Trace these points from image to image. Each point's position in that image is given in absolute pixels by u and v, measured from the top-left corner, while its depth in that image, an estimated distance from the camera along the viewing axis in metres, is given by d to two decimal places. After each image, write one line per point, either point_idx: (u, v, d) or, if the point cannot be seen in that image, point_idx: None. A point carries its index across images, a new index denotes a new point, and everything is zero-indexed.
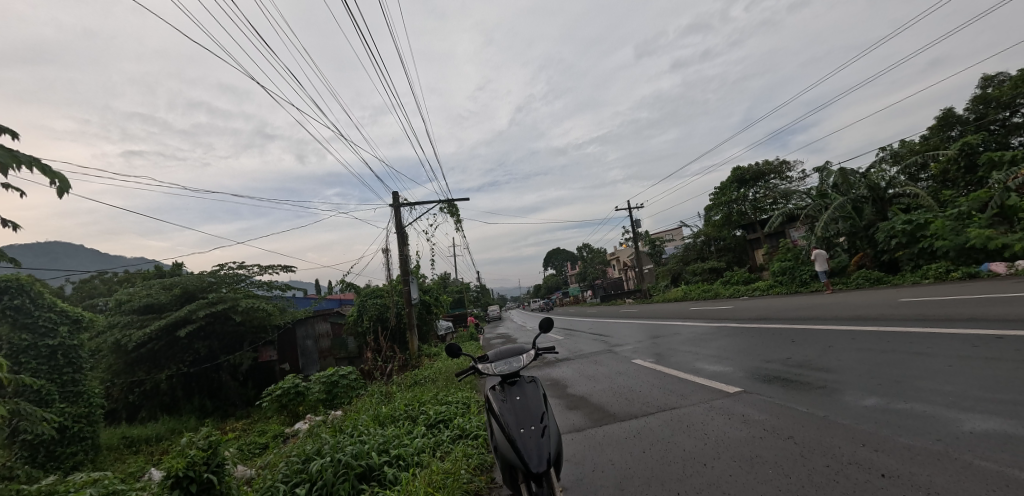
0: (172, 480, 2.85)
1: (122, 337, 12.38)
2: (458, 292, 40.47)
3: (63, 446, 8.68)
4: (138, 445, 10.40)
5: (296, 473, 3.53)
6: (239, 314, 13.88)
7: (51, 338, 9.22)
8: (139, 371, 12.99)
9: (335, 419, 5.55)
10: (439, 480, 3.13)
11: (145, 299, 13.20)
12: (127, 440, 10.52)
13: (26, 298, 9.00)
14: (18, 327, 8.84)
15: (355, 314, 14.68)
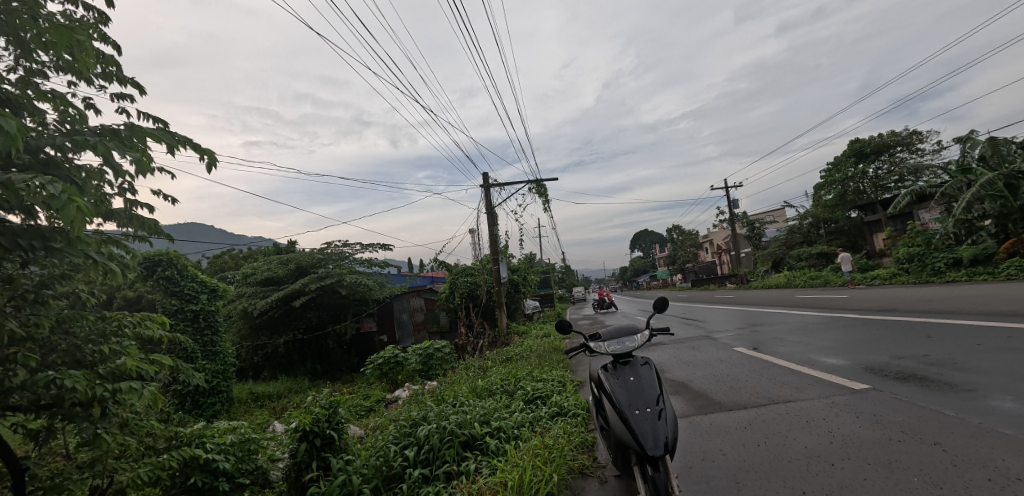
0: (302, 433, 3.24)
1: (249, 305, 14.15)
2: (546, 272, 41.15)
3: (206, 396, 10.21)
4: (262, 399, 11.92)
5: (405, 435, 3.82)
6: (345, 288, 15.07)
7: (194, 303, 10.72)
8: (261, 337, 14.81)
9: (441, 387, 5.90)
10: (542, 454, 3.23)
11: (266, 273, 14.95)
12: (253, 395, 12.09)
13: (174, 269, 10.59)
14: (169, 293, 10.48)
15: (447, 291, 15.42)
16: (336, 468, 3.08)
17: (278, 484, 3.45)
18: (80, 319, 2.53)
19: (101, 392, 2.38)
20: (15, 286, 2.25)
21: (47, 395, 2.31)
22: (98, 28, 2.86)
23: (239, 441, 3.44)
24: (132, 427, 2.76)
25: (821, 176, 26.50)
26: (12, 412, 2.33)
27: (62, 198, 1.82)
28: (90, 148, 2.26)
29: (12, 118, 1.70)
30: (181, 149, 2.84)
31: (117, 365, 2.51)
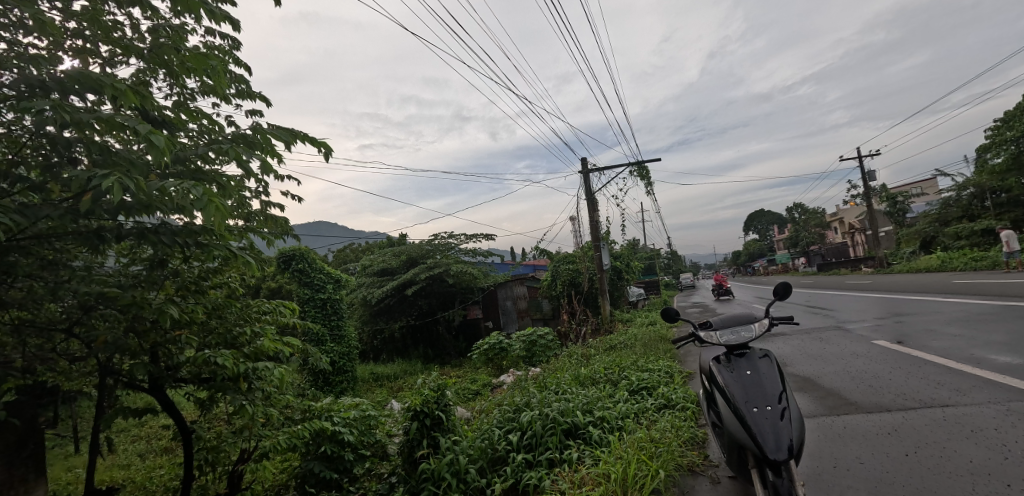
0: (413, 412, 3.49)
1: (367, 293, 15.62)
2: (651, 257, 39.98)
3: (335, 375, 11.48)
4: (381, 379, 13.11)
5: (508, 420, 3.94)
6: (451, 276, 15.87)
7: (322, 292, 12.03)
8: (379, 322, 16.27)
9: (539, 374, 6.02)
10: (648, 448, 3.14)
11: (381, 264, 16.34)
12: (374, 375, 13.37)
13: (305, 262, 11.92)
14: (302, 283, 11.87)
15: (550, 278, 15.55)
16: (445, 447, 3.27)
17: (393, 457, 3.77)
18: (231, 306, 2.69)
19: (245, 369, 2.47)
20: (179, 279, 2.40)
21: (206, 371, 2.51)
22: (234, 51, 3.19)
23: (361, 417, 3.79)
24: (273, 400, 2.91)
25: (991, 135, 22.05)
26: (182, 383, 2.67)
27: (205, 199, 1.88)
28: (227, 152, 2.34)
29: (159, 133, 1.84)
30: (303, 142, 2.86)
31: (258, 347, 2.62)
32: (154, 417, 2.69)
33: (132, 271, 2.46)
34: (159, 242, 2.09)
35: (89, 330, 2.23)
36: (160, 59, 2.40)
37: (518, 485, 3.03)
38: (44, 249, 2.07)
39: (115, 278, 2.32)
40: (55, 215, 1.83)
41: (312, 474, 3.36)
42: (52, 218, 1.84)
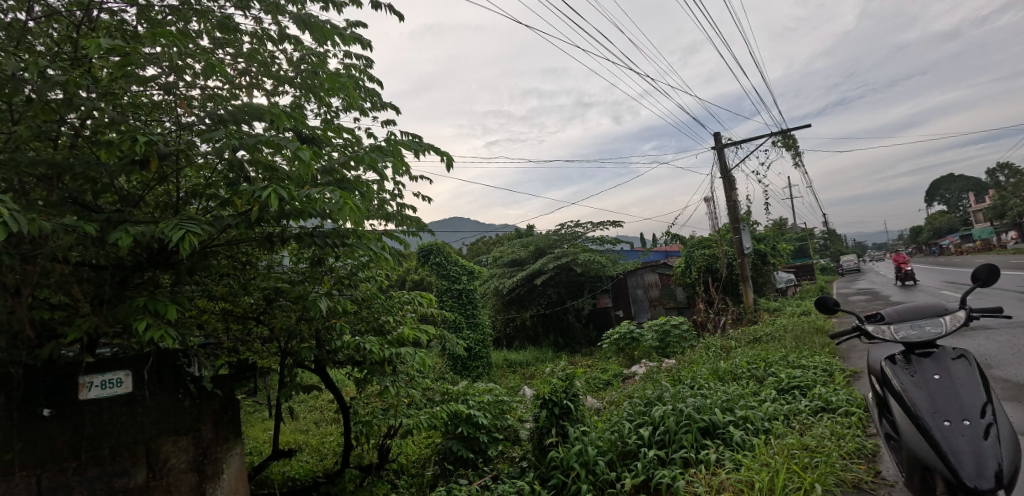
0: (542, 401, 3.64)
1: (499, 284, 16.41)
2: (802, 240, 35.22)
3: (472, 360, 12.20)
4: (515, 366, 13.51)
5: (639, 414, 3.88)
6: (580, 266, 15.80)
7: (458, 283, 12.85)
8: (512, 310, 16.79)
9: (671, 368, 5.77)
10: (801, 456, 2.87)
11: (511, 256, 16.97)
12: (509, 362, 13.96)
13: (442, 257, 12.97)
14: (441, 276, 12.85)
15: (684, 264, 14.47)
16: (573, 437, 3.36)
17: (524, 442, 3.90)
18: (376, 297, 2.89)
19: (388, 354, 2.70)
20: (332, 273, 2.72)
21: (359, 353, 2.74)
22: (365, 68, 3.47)
23: (495, 401, 4.05)
24: (414, 382, 3.15)
25: None
26: (341, 364, 2.89)
27: (340, 202, 2.02)
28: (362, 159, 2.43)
29: (305, 147, 1.99)
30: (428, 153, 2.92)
31: (399, 333, 2.92)
32: (319, 392, 2.97)
33: (301, 269, 2.79)
34: (315, 243, 2.29)
35: (270, 317, 2.64)
36: (308, 82, 2.64)
37: (651, 483, 2.95)
38: (234, 253, 2.42)
39: (287, 274, 2.72)
40: (234, 223, 2.09)
41: (451, 452, 3.61)
42: (233, 227, 2.13)
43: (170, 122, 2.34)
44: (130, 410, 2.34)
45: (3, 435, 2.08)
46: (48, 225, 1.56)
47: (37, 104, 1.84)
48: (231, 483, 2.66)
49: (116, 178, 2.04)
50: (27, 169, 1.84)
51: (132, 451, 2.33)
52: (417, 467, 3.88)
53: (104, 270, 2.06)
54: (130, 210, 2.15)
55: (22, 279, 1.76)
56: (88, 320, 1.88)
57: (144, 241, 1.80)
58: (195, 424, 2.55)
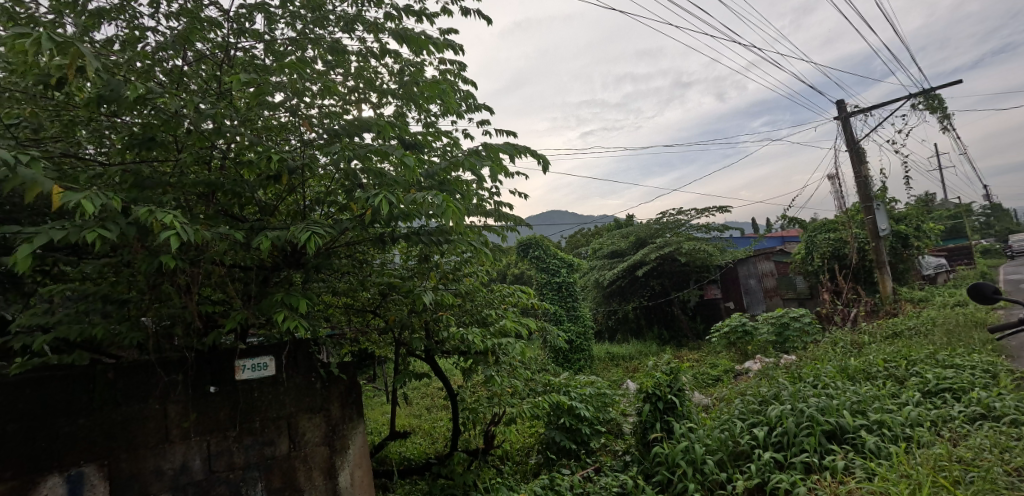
0: (645, 394, 3.69)
1: (599, 275, 15.32)
2: (954, 218, 29.60)
3: (573, 353, 11.15)
4: (616, 359, 11.82)
5: (753, 412, 3.65)
6: (683, 255, 14.13)
7: (557, 276, 11.98)
8: (612, 303, 15.61)
9: (790, 365, 5.25)
10: (951, 469, 2.48)
11: (611, 247, 15.73)
12: (609, 354, 12.23)
13: (539, 250, 12.11)
14: (539, 268, 12.09)
15: (804, 251, 12.69)
16: (679, 434, 3.28)
17: (627, 437, 3.89)
18: (476, 292, 3.03)
19: (491, 344, 2.83)
20: (439, 269, 2.91)
21: (464, 343, 2.90)
22: (457, 72, 3.59)
23: (597, 393, 4.05)
24: (517, 373, 3.25)
25: None
26: (449, 353, 3.08)
27: (443, 206, 2.17)
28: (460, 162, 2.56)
29: (410, 154, 2.16)
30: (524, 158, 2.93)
31: (501, 325, 3.02)
32: (430, 379, 3.22)
33: (410, 265, 2.99)
34: (422, 241, 2.51)
35: (387, 310, 2.90)
36: (409, 93, 2.81)
37: (766, 486, 2.76)
38: (352, 252, 2.68)
39: (398, 271, 2.94)
40: (352, 226, 2.33)
41: (554, 442, 3.69)
42: (352, 229, 2.35)
43: (296, 140, 2.62)
44: (275, 390, 2.54)
45: (179, 408, 2.29)
46: (206, 235, 1.88)
47: (196, 135, 2.20)
48: (358, 461, 2.77)
49: (256, 191, 2.41)
50: (192, 188, 2.25)
51: (277, 425, 2.52)
52: (521, 455, 4.00)
53: (251, 270, 2.41)
54: (268, 218, 2.49)
55: (191, 280, 2.15)
56: (243, 312, 2.23)
57: (281, 245, 2.04)
58: (325, 403, 2.68)
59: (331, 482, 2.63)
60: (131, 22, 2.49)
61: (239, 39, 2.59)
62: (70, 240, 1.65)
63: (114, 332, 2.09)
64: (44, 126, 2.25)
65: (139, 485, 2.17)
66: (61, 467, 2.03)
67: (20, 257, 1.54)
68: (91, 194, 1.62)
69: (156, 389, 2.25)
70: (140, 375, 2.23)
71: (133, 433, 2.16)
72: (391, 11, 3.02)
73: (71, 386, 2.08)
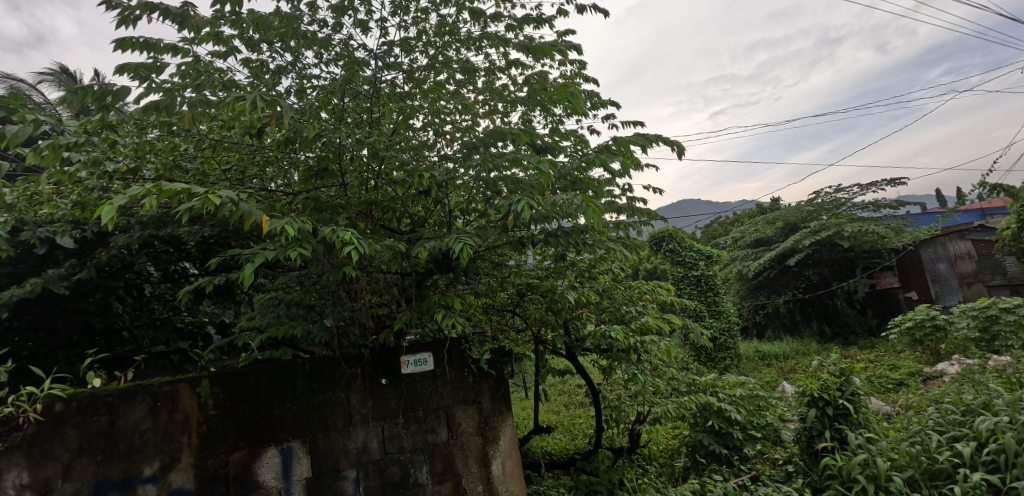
0: (809, 398, 3.21)
1: (743, 267, 13.43)
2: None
3: (719, 351, 9.86)
4: (770, 359, 10.17)
5: (954, 424, 3.00)
6: (847, 240, 11.77)
7: (696, 269, 10.55)
8: (761, 297, 13.54)
9: (1005, 368, 4.20)
10: None
11: (755, 234, 13.63)
12: (760, 353, 10.61)
13: (675, 243, 10.87)
14: (675, 263, 10.82)
15: (1016, 224, 9.96)
16: (855, 445, 2.82)
17: (789, 446, 3.46)
18: (613, 289, 2.96)
19: (634, 342, 2.73)
20: (575, 266, 2.95)
21: (604, 341, 2.87)
22: (580, 73, 3.52)
23: (749, 395, 3.69)
24: (659, 371, 3.09)
25: None
26: (589, 351, 3.06)
27: (584, 205, 2.09)
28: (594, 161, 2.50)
29: (547, 158, 2.18)
30: (657, 145, 2.79)
31: (642, 322, 2.88)
32: (569, 376, 3.24)
33: (545, 265, 3.03)
34: (558, 242, 2.48)
35: (525, 309, 2.98)
36: (538, 98, 2.81)
37: None
38: (492, 256, 2.80)
39: (534, 271, 3.00)
40: (496, 232, 2.40)
41: (701, 445, 3.46)
42: (495, 235, 2.44)
43: (435, 156, 2.73)
44: (434, 383, 2.79)
45: (360, 396, 2.61)
46: (375, 247, 2.06)
47: (356, 160, 2.48)
48: (509, 451, 2.90)
49: (408, 205, 2.60)
50: (357, 209, 2.50)
51: (437, 414, 2.76)
52: (666, 456, 3.84)
53: (407, 276, 2.65)
54: (417, 229, 2.70)
55: (362, 287, 2.45)
56: (406, 313, 2.45)
57: (436, 252, 2.14)
58: (477, 396, 2.87)
59: (486, 470, 2.80)
60: (300, 74, 2.78)
61: (384, 75, 2.74)
62: (278, 259, 1.91)
63: (306, 331, 2.46)
64: (247, 167, 2.70)
65: (332, 461, 2.48)
66: (276, 442, 2.41)
67: (246, 273, 1.86)
68: (290, 219, 1.87)
69: (341, 380, 2.58)
70: (329, 368, 2.58)
71: (326, 417, 2.50)
72: (512, 23, 3.10)
73: (279, 376, 2.47)
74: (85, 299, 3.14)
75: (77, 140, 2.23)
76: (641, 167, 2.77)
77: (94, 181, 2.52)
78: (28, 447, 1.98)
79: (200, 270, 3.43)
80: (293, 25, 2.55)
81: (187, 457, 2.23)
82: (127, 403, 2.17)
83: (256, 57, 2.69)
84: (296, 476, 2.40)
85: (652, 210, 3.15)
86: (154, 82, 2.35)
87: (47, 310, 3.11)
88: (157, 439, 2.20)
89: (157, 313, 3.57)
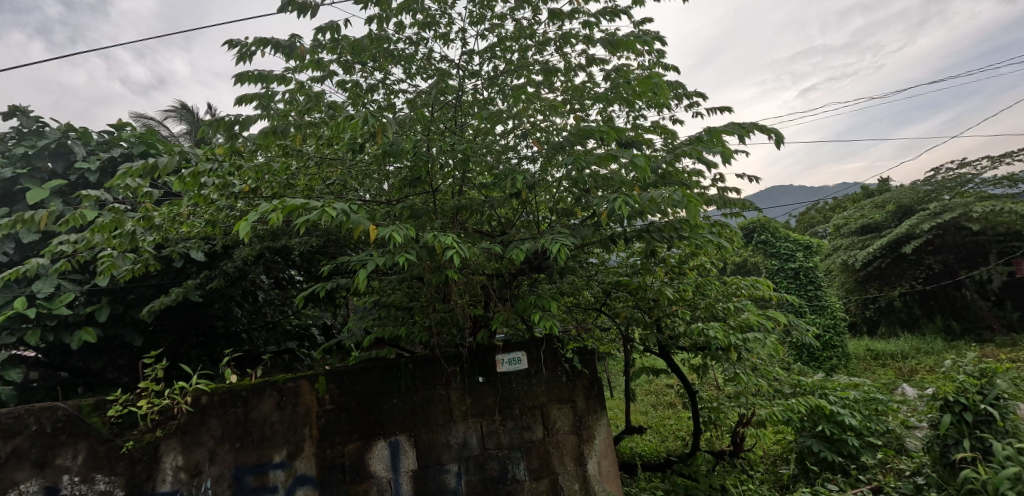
0: (941, 402, 2.85)
1: (847, 257, 12.19)
2: None
3: (824, 350, 9.07)
4: (886, 358, 9.15)
5: None
6: (976, 222, 10.24)
7: (793, 261, 9.74)
8: (872, 289, 12.23)
9: None
10: None
11: (862, 220, 12.33)
12: (873, 352, 9.62)
13: (769, 234, 10.13)
14: (770, 255, 10.06)
15: None
16: (1002, 455, 2.45)
17: (917, 456, 3.08)
18: (709, 284, 2.84)
19: (736, 340, 2.59)
20: (666, 263, 2.90)
21: (702, 339, 2.77)
22: (657, 60, 3.40)
23: (865, 398, 3.41)
24: (761, 371, 2.93)
25: None
26: (684, 350, 2.97)
27: (685, 201, 2.06)
28: (686, 154, 2.41)
29: (642, 153, 2.13)
30: (753, 133, 2.63)
31: (743, 319, 2.73)
32: (663, 375, 3.14)
33: (632, 262, 2.98)
34: (652, 238, 2.46)
35: (613, 307, 2.93)
36: (621, 93, 2.76)
37: None
38: (581, 255, 2.78)
39: (621, 269, 2.96)
40: (590, 231, 2.39)
41: (811, 451, 3.29)
42: (588, 234, 2.44)
43: (519, 158, 2.77)
44: (529, 381, 2.84)
45: (460, 394, 2.72)
46: (475, 250, 2.13)
47: (446, 167, 2.58)
48: (604, 451, 2.88)
49: (497, 208, 2.66)
50: (452, 214, 2.63)
51: (532, 412, 2.80)
52: (769, 462, 3.68)
53: (498, 277, 2.72)
54: (507, 231, 2.76)
55: (459, 289, 2.55)
56: (503, 313, 2.53)
57: (532, 253, 2.18)
58: (571, 395, 2.89)
59: (581, 469, 2.81)
60: (390, 90, 2.96)
61: (468, 84, 2.84)
62: (387, 264, 2.04)
63: (409, 332, 2.61)
64: (347, 180, 2.92)
65: (435, 455, 2.61)
66: (385, 434, 2.57)
67: (360, 279, 1.97)
68: (397, 227, 1.97)
69: (441, 378, 2.71)
70: (430, 367, 2.71)
71: (429, 413, 2.63)
72: (589, 20, 3.08)
73: (386, 373, 2.64)
74: (213, 306, 3.61)
75: (213, 167, 2.55)
76: (737, 157, 2.62)
77: (224, 201, 2.86)
78: (182, 433, 2.31)
79: (305, 277, 3.78)
80: (383, 46, 2.74)
81: (309, 447, 2.45)
82: (259, 397, 2.41)
83: (350, 78, 2.92)
84: (404, 467, 2.55)
85: (747, 199, 2.97)
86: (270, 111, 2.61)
87: (181, 315, 3.61)
88: (284, 429, 2.43)
89: (270, 317, 3.98)
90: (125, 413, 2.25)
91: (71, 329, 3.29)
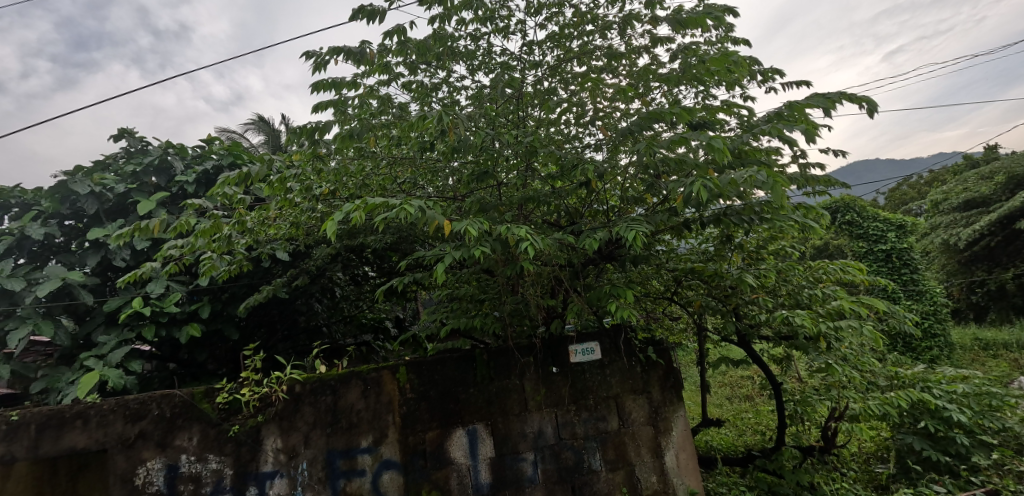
0: None
1: (948, 236, 10.96)
2: None
3: (922, 339, 8.27)
4: (998, 349, 8.19)
5: None
6: None
7: (884, 243, 8.87)
8: (978, 272, 10.94)
9: None
10: None
11: (965, 194, 11.05)
12: (981, 342, 8.65)
13: (853, 214, 9.26)
14: (856, 237, 9.24)
15: None
16: None
17: None
18: (792, 269, 2.67)
19: (826, 328, 2.41)
20: (742, 248, 2.78)
21: (787, 328, 2.62)
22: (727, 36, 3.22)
23: (976, 391, 3.08)
24: (853, 361, 2.74)
25: None
26: (765, 340, 2.84)
27: (770, 181, 1.95)
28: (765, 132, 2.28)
29: (720, 134, 2.04)
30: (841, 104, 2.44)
31: (833, 306, 2.55)
32: (743, 366, 3.01)
33: (704, 249, 2.88)
34: (730, 222, 2.36)
35: (685, 296, 2.84)
36: (688, 72, 2.67)
37: None
38: (653, 243, 2.71)
39: (693, 256, 2.86)
40: (664, 217, 2.33)
41: (909, 449, 3.04)
42: (662, 220, 2.37)
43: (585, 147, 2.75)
44: (603, 372, 2.83)
45: (534, 383, 2.76)
46: (548, 241, 2.15)
47: (512, 160, 2.62)
48: (682, 443, 2.81)
49: (564, 198, 2.65)
50: (520, 206, 2.66)
51: (607, 403, 2.79)
52: (860, 459, 3.46)
53: (568, 267, 2.72)
54: (575, 221, 2.76)
55: (529, 280, 2.58)
56: (576, 303, 2.53)
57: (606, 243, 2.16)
58: (646, 386, 2.84)
59: (659, 461, 2.76)
60: (452, 87, 3.04)
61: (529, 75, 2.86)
62: (463, 257, 2.09)
63: (482, 323, 2.68)
64: (417, 177, 3.05)
65: (512, 443, 2.67)
66: (463, 423, 2.67)
67: (439, 273, 2.03)
68: (470, 221, 2.01)
69: (515, 368, 2.76)
70: (503, 357, 2.77)
71: (504, 402, 2.70)
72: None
73: (462, 363, 2.73)
74: (296, 301, 3.91)
75: (297, 172, 2.76)
76: (820, 131, 2.45)
77: (306, 203, 3.08)
78: (280, 418, 2.52)
79: (378, 272, 3.99)
80: (445, 44, 2.81)
81: (393, 434, 2.59)
82: (346, 386, 2.59)
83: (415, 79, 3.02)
84: (482, 455, 2.64)
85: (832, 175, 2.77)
86: (344, 116, 2.76)
87: (271, 310, 3.95)
88: (370, 417, 2.59)
89: (346, 311, 4.25)
90: (231, 399, 2.49)
91: (180, 324, 3.68)
